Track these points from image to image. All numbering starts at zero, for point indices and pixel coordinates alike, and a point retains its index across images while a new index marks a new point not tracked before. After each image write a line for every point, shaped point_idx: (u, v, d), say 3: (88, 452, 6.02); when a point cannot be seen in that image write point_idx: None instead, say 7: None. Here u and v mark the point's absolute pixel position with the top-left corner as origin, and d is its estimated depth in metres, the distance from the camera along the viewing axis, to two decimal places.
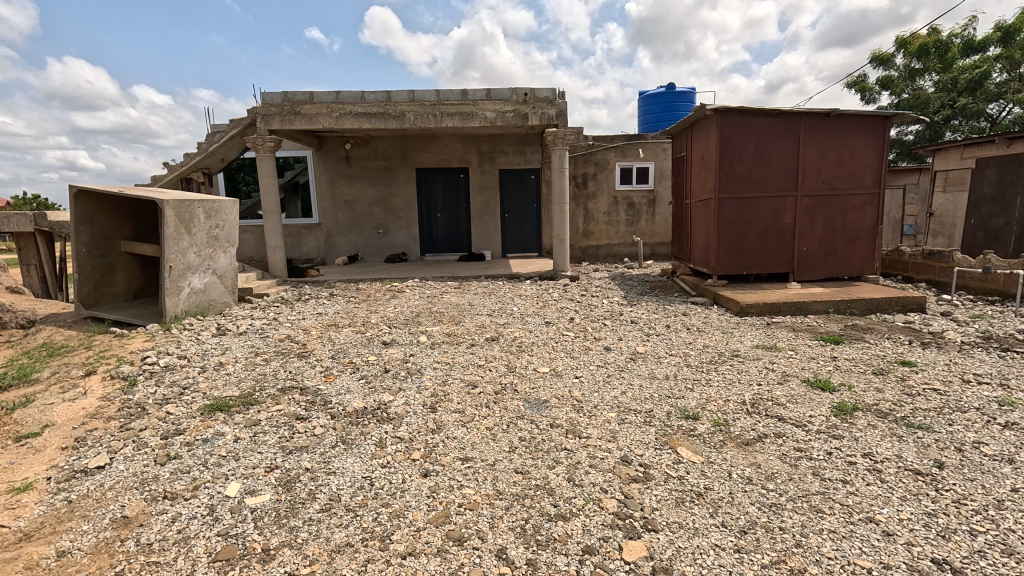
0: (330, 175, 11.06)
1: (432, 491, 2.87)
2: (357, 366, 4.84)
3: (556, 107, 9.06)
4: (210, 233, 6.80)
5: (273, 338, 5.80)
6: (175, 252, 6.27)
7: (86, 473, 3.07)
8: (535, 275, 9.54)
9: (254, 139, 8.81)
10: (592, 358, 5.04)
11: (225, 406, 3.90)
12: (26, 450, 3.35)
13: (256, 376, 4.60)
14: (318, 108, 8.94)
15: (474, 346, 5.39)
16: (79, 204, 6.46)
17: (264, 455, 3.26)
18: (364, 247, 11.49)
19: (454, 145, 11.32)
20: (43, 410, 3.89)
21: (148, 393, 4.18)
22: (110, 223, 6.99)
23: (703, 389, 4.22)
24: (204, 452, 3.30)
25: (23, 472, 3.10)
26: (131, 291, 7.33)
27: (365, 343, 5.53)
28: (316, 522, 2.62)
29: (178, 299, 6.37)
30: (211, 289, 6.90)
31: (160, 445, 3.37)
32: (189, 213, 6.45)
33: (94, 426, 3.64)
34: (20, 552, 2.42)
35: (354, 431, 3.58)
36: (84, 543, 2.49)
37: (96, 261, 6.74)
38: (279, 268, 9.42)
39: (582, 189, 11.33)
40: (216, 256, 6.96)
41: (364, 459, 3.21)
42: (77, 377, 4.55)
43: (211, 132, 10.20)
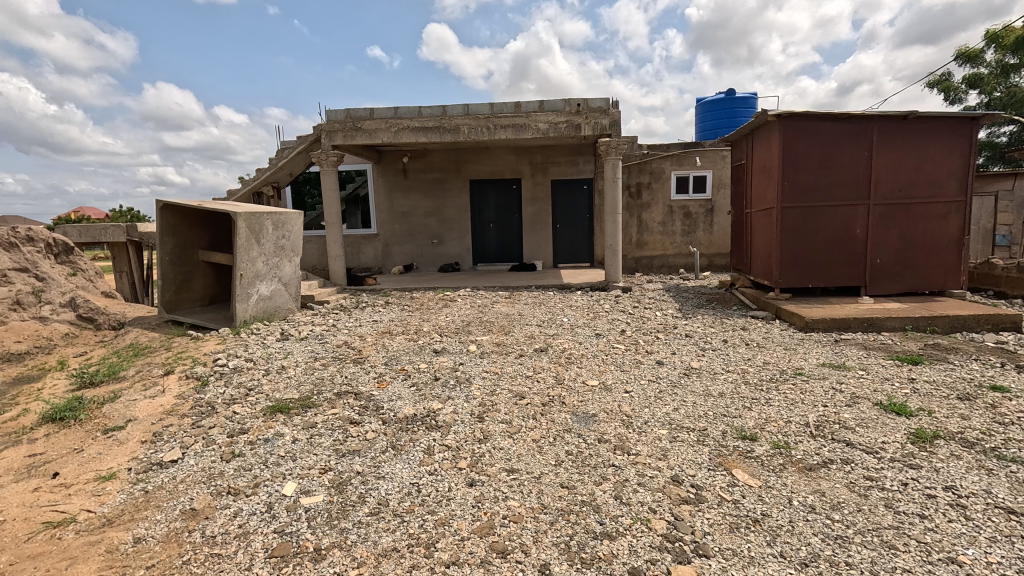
0: (388, 187, 11.52)
1: (477, 501, 2.88)
2: (408, 373, 4.96)
3: (610, 117, 8.97)
4: (277, 244, 7.21)
5: (332, 344, 6.05)
6: (245, 261, 6.70)
7: (161, 466, 3.32)
8: (587, 285, 9.45)
9: (318, 155, 9.29)
10: (643, 372, 4.91)
11: (285, 409, 4.10)
12: (112, 442, 3.67)
13: (315, 380, 4.81)
14: (377, 124, 9.32)
15: (523, 357, 5.39)
16: (164, 217, 7.06)
17: (319, 457, 3.40)
18: (418, 257, 11.79)
19: (507, 157, 11.48)
20: (127, 407, 4.23)
21: (218, 393, 4.46)
22: (190, 234, 7.58)
23: (763, 409, 4.00)
24: (265, 451, 3.48)
25: (108, 462, 3.39)
26: (208, 296, 7.88)
27: (417, 350, 5.68)
28: (365, 525, 2.70)
29: (247, 305, 6.80)
30: (276, 296, 7.33)
31: (226, 443, 3.59)
32: (259, 225, 6.88)
33: (170, 423, 3.93)
34: (103, 537, 2.64)
35: (403, 437, 3.67)
36: (157, 532, 2.68)
37: (176, 269, 7.33)
38: (339, 276, 9.82)
39: (636, 199, 11.15)
40: (282, 264, 7.38)
41: (412, 465, 3.28)
42: (157, 376, 4.94)
43: (281, 148, 10.87)
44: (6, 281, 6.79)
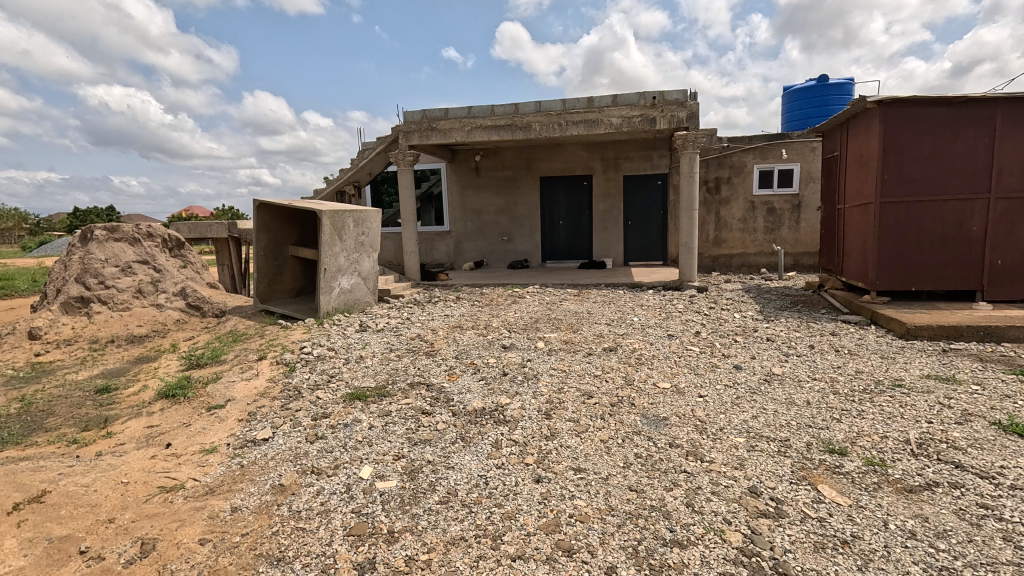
0: (461, 185, 11.81)
1: (543, 498, 2.89)
2: (478, 367, 5.06)
3: (687, 109, 8.61)
4: (358, 240, 7.62)
5: (406, 337, 6.30)
6: (329, 256, 7.15)
7: (255, 444, 3.62)
8: (659, 284, 9.15)
9: (396, 155, 9.69)
10: (719, 377, 4.68)
11: (363, 396, 4.33)
12: (214, 418, 4.06)
13: (390, 371, 5.04)
14: (452, 123, 9.56)
15: (591, 355, 5.32)
16: (260, 215, 7.69)
17: (393, 444, 3.56)
18: (489, 254, 11.98)
19: (579, 153, 11.36)
20: (227, 387, 4.67)
21: (303, 379, 4.80)
22: (282, 231, 8.19)
23: (855, 422, 3.68)
24: (344, 435, 3.70)
25: (211, 437, 3.75)
26: (296, 288, 8.49)
27: (486, 345, 5.78)
28: (435, 512, 2.80)
29: (330, 297, 7.25)
30: (356, 290, 7.75)
31: (311, 425, 3.85)
32: (342, 223, 7.31)
33: (263, 404, 4.28)
34: (207, 503, 2.93)
35: (472, 429, 3.75)
36: (251, 503, 2.93)
37: (269, 263, 7.96)
38: (413, 271, 10.20)
39: (714, 194, 10.63)
40: (362, 260, 7.79)
41: (480, 458, 3.35)
42: (252, 361, 5.41)
43: (362, 149, 11.45)
44: (131, 272, 7.67)
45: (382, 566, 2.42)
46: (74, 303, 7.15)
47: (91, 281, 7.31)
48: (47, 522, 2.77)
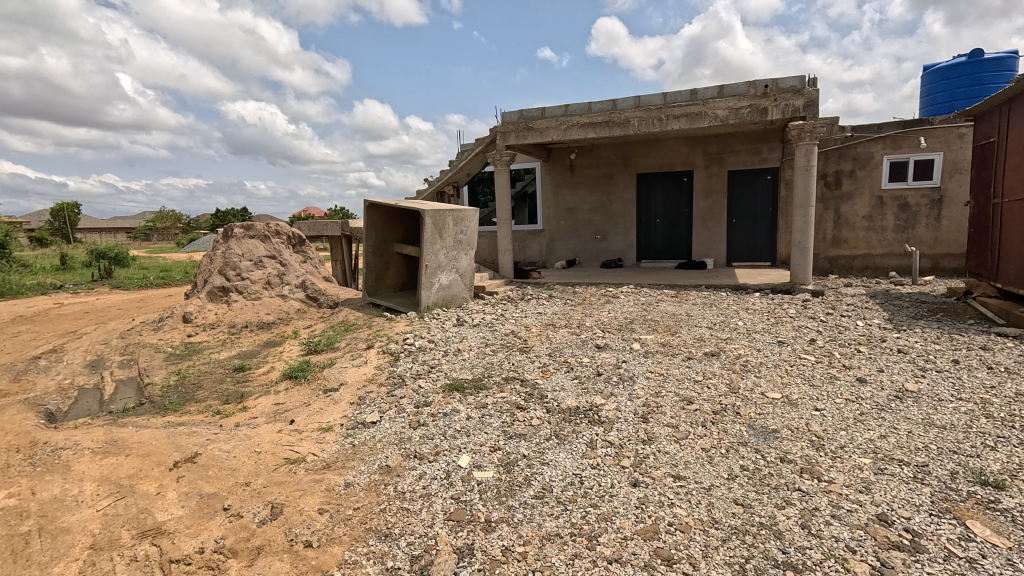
0: (555, 184, 11.84)
1: (641, 503, 2.81)
2: (571, 365, 5.04)
3: (805, 97, 7.88)
4: (456, 238, 7.92)
5: (501, 332, 6.44)
6: (429, 253, 7.51)
7: (365, 425, 3.91)
8: (767, 287, 8.50)
9: (493, 155, 9.93)
10: (839, 390, 4.24)
11: (461, 388, 4.49)
12: (330, 400, 4.45)
13: (485, 365, 5.18)
14: (548, 122, 9.60)
15: (691, 359, 5.07)
16: (369, 214, 8.27)
17: (490, 436, 3.66)
18: (582, 252, 11.87)
19: (679, 148, 10.88)
20: (341, 372, 5.09)
21: (407, 368, 5.10)
22: (388, 229, 8.75)
23: (1014, 452, 3.15)
24: (444, 424, 3.87)
25: (328, 416, 4.12)
26: (399, 283, 9.02)
27: (579, 344, 5.73)
28: (530, 506, 2.83)
29: (429, 293, 7.62)
30: (454, 286, 8.06)
31: (414, 412, 4.08)
32: (442, 221, 7.63)
33: (371, 389, 4.62)
34: (325, 476, 3.22)
35: (567, 427, 3.75)
36: (362, 480, 3.17)
37: (377, 260, 8.54)
38: (507, 269, 10.40)
39: (834, 189, 9.65)
40: (459, 257, 8.08)
41: (575, 456, 3.33)
42: (362, 349, 5.85)
43: (461, 150, 11.89)
44: (262, 265, 8.63)
45: (480, 553, 2.50)
46: (217, 292, 8.17)
47: (230, 273, 8.31)
48: (199, 480, 3.21)
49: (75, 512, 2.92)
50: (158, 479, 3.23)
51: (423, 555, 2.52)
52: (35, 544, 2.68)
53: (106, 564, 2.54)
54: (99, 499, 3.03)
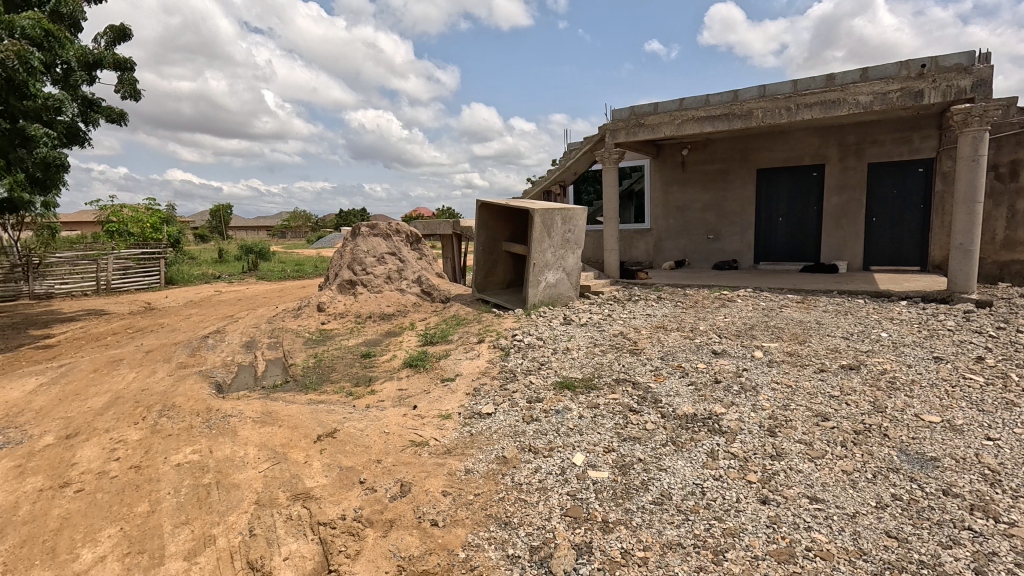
0: (665, 181, 11.39)
1: (772, 522, 2.62)
2: (686, 370, 4.83)
3: (974, 75, 6.78)
4: (564, 237, 7.94)
5: (609, 333, 6.34)
6: (538, 251, 7.60)
7: (480, 416, 4.08)
8: (916, 295, 7.45)
9: (602, 153, 9.80)
10: (1018, 418, 3.61)
11: (572, 386, 4.51)
12: (448, 389, 4.70)
13: (595, 365, 5.14)
14: (661, 118, 9.25)
15: (824, 372, 4.61)
16: (480, 214, 8.58)
17: (603, 436, 3.62)
18: (692, 253, 11.30)
19: (809, 140, 9.92)
20: (456, 364, 5.36)
21: (517, 363, 5.23)
22: (497, 228, 9.01)
23: None
24: (557, 421, 3.90)
25: (446, 404, 4.36)
26: (506, 280, 9.25)
27: (694, 349, 5.47)
28: (649, 512, 2.76)
29: (536, 290, 7.73)
30: (560, 285, 8.09)
31: (527, 407, 4.17)
32: (551, 220, 7.69)
33: (485, 381, 4.80)
34: (446, 461, 3.42)
35: (684, 434, 3.60)
36: (481, 468, 3.32)
37: (486, 257, 8.84)
38: (613, 269, 10.18)
39: (1009, 182, 8.19)
40: (566, 256, 8.09)
41: (694, 465, 3.19)
42: (474, 343, 6.10)
43: (568, 149, 11.88)
44: (384, 261, 9.34)
45: (600, 552, 2.49)
46: (346, 285, 9.00)
47: (357, 269, 9.11)
48: (338, 453, 3.57)
49: (243, 470, 3.40)
50: (305, 449, 3.64)
51: (542, 547, 2.57)
52: (214, 494, 3.16)
53: (268, 518, 2.92)
54: (260, 461, 3.49)
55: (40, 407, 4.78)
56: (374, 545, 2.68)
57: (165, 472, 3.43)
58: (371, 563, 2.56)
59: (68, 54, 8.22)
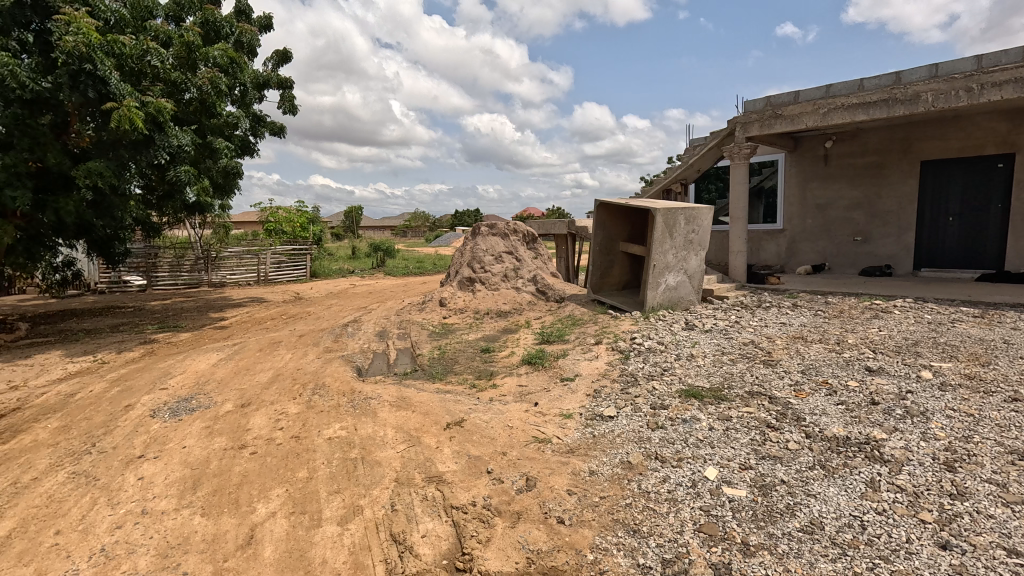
0: (804, 177, 10.33)
1: (956, 572, 2.24)
2: (833, 388, 4.32)
3: None
4: (687, 238, 7.54)
5: (738, 341, 5.89)
6: (658, 252, 7.31)
7: (603, 418, 4.02)
8: None
9: (731, 149, 9.16)
10: None
11: (699, 395, 4.26)
12: (568, 389, 4.71)
13: (724, 374, 4.81)
14: (803, 107, 8.39)
15: (1018, 401, 3.85)
16: (598, 213, 8.47)
17: (737, 452, 3.37)
18: (834, 256, 10.11)
19: (994, 125, 8.37)
20: (575, 364, 5.36)
21: (639, 367, 5.07)
22: (615, 228, 8.83)
23: None
24: (684, 430, 3.72)
25: (567, 404, 4.36)
26: (622, 282, 9.04)
27: (841, 364, 4.88)
28: (797, 540, 2.52)
29: (655, 293, 7.45)
30: (681, 288, 7.71)
31: (651, 413, 4.03)
32: (674, 220, 7.36)
33: (605, 384, 4.73)
34: (570, 461, 3.42)
35: (836, 459, 3.22)
36: (605, 471, 3.27)
37: (602, 258, 8.71)
38: (739, 273, 9.36)
39: None
40: (689, 257, 7.68)
41: (850, 495, 2.84)
42: (591, 344, 6.05)
43: (692, 145, 11.28)
44: (501, 260, 9.62)
45: None
46: (465, 281, 9.42)
47: (477, 267, 9.50)
48: (466, 442, 3.74)
49: (383, 449, 3.71)
50: (436, 435, 3.87)
51: (674, 560, 2.47)
52: (360, 468, 3.48)
53: (407, 497, 3.14)
54: (398, 443, 3.78)
55: (222, 378, 5.64)
56: (503, 534, 2.77)
57: (319, 443, 3.85)
58: (501, 551, 2.65)
59: (244, 78, 9.58)
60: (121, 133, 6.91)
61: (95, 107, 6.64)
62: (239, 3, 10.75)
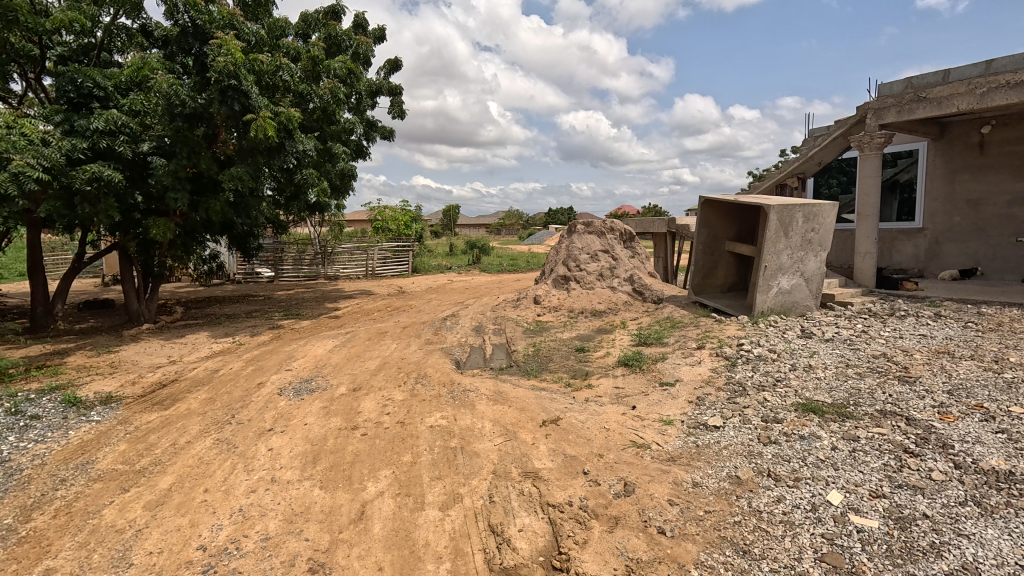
0: (951, 169, 8.98)
1: None
2: (990, 413, 3.70)
3: None
4: (805, 237, 6.88)
5: (865, 353, 5.26)
6: (771, 253, 6.75)
7: (707, 428, 3.80)
8: None
9: (860, 138, 8.21)
10: None
11: (820, 411, 3.87)
12: (668, 394, 4.52)
13: (849, 389, 4.31)
14: (954, 88, 7.30)
15: None
16: (703, 211, 8.02)
17: (867, 477, 3.01)
18: (989, 260, 8.68)
19: None
20: (675, 368, 5.13)
21: (747, 376, 4.73)
22: (721, 226, 8.31)
23: None
24: (802, 448, 3.39)
25: (667, 410, 4.18)
26: (727, 283, 8.49)
27: (1002, 386, 4.16)
28: None
29: (766, 296, 6.89)
30: (796, 292, 7.06)
31: (762, 426, 3.73)
32: (790, 217, 6.76)
33: (709, 392, 4.47)
34: (671, 470, 3.27)
35: (995, 497, 2.75)
36: (710, 484, 3.08)
37: (706, 257, 8.24)
38: (866, 276, 8.39)
39: None
40: (807, 258, 7.00)
41: (1015, 540, 2.41)
42: (693, 348, 5.75)
43: (812, 136, 10.29)
44: (597, 258, 9.47)
45: None
46: (560, 280, 9.40)
47: (572, 265, 9.44)
48: (563, 441, 3.73)
49: (482, 441, 3.81)
50: (532, 431, 3.90)
51: None
52: (460, 458, 3.61)
53: (504, 489, 3.20)
54: (496, 436, 3.87)
55: (336, 363, 6.16)
56: (601, 538, 2.71)
57: (422, 430, 4.05)
58: (598, 555, 2.60)
59: (360, 86, 10.34)
60: (258, 140, 7.77)
61: (238, 118, 7.53)
62: (357, 17, 11.61)
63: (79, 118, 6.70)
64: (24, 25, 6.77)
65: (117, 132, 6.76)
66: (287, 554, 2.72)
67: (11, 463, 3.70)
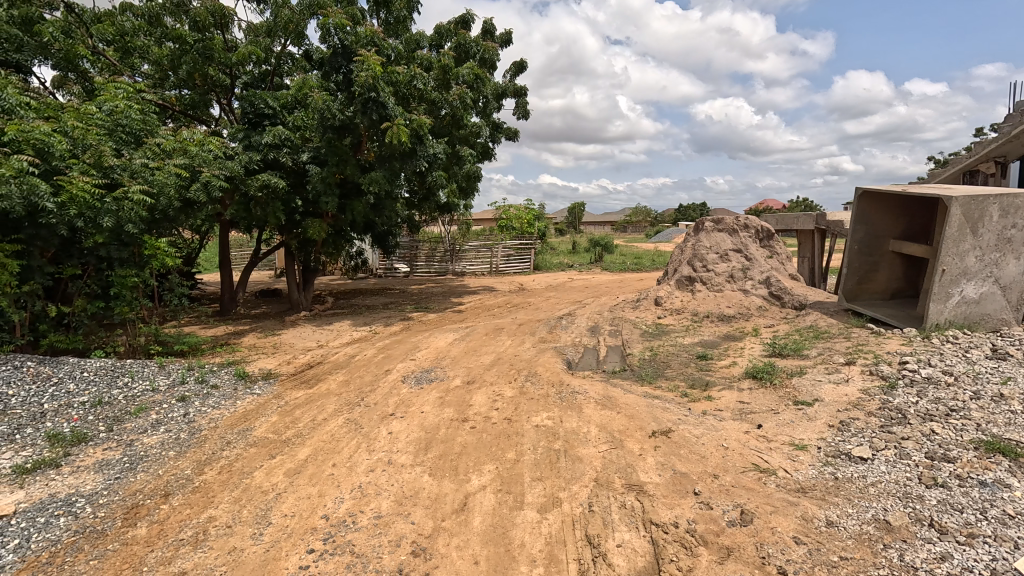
0: None
1: None
2: None
3: None
4: (1001, 235, 5.59)
5: None
6: (952, 254, 5.58)
7: (850, 459, 3.27)
8: None
9: None
10: None
11: (1012, 452, 3.08)
12: (803, 415, 3.98)
13: None
14: None
15: None
16: (861, 204, 6.92)
17: None
18: None
19: None
20: (814, 385, 4.49)
21: (909, 402, 3.96)
22: (883, 222, 7.12)
23: None
24: (982, 497, 2.73)
25: (801, 433, 3.68)
26: (890, 289, 7.25)
27: None
28: None
29: (943, 307, 5.72)
30: (986, 301, 5.76)
31: (926, 465, 3.09)
32: (980, 211, 5.53)
33: (856, 416, 3.84)
34: (799, 502, 2.86)
35: None
36: (850, 526, 2.64)
37: (863, 259, 7.11)
38: None
39: None
40: (1004, 261, 5.67)
41: None
42: (839, 363, 5.00)
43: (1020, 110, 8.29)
44: (727, 258, 8.71)
45: None
46: (684, 280, 8.81)
47: (698, 265, 8.81)
48: (673, 455, 3.48)
49: (586, 446, 3.71)
50: (640, 442, 3.70)
51: None
52: (562, 461, 3.56)
53: (605, 500, 3.08)
54: (601, 442, 3.74)
55: (455, 355, 6.47)
56: (708, 568, 2.47)
57: (527, 429, 4.08)
58: None
59: (486, 90, 10.71)
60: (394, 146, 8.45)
61: (377, 127, 8.23)
62: (486, 24, 12.05)
63: (255, 135, 7.90)
64: (218, 61, 8.16)
65: (282, 145, 7.86)
66: (394, 534, 2.91)
67: (195, 424, 4.49)
